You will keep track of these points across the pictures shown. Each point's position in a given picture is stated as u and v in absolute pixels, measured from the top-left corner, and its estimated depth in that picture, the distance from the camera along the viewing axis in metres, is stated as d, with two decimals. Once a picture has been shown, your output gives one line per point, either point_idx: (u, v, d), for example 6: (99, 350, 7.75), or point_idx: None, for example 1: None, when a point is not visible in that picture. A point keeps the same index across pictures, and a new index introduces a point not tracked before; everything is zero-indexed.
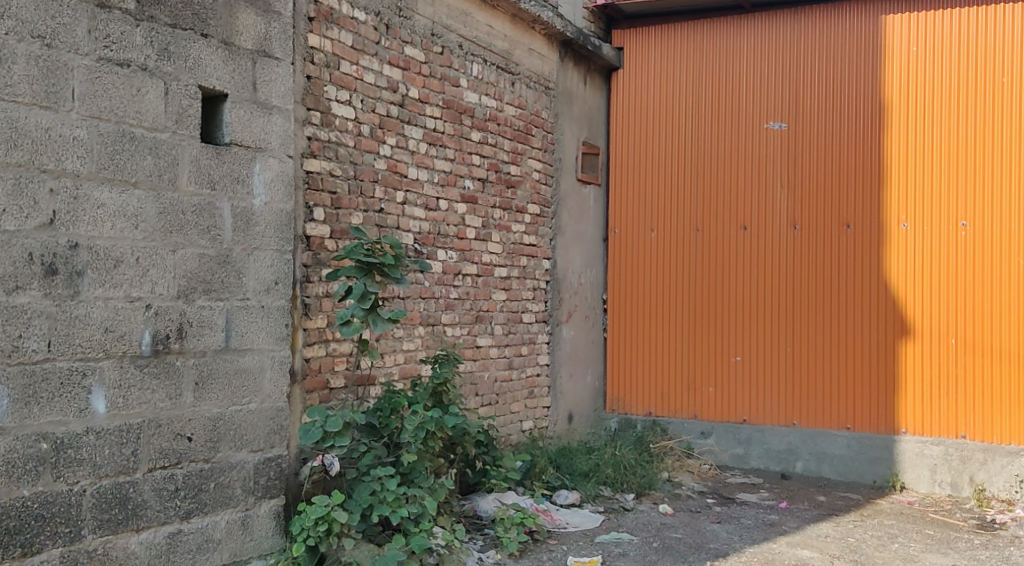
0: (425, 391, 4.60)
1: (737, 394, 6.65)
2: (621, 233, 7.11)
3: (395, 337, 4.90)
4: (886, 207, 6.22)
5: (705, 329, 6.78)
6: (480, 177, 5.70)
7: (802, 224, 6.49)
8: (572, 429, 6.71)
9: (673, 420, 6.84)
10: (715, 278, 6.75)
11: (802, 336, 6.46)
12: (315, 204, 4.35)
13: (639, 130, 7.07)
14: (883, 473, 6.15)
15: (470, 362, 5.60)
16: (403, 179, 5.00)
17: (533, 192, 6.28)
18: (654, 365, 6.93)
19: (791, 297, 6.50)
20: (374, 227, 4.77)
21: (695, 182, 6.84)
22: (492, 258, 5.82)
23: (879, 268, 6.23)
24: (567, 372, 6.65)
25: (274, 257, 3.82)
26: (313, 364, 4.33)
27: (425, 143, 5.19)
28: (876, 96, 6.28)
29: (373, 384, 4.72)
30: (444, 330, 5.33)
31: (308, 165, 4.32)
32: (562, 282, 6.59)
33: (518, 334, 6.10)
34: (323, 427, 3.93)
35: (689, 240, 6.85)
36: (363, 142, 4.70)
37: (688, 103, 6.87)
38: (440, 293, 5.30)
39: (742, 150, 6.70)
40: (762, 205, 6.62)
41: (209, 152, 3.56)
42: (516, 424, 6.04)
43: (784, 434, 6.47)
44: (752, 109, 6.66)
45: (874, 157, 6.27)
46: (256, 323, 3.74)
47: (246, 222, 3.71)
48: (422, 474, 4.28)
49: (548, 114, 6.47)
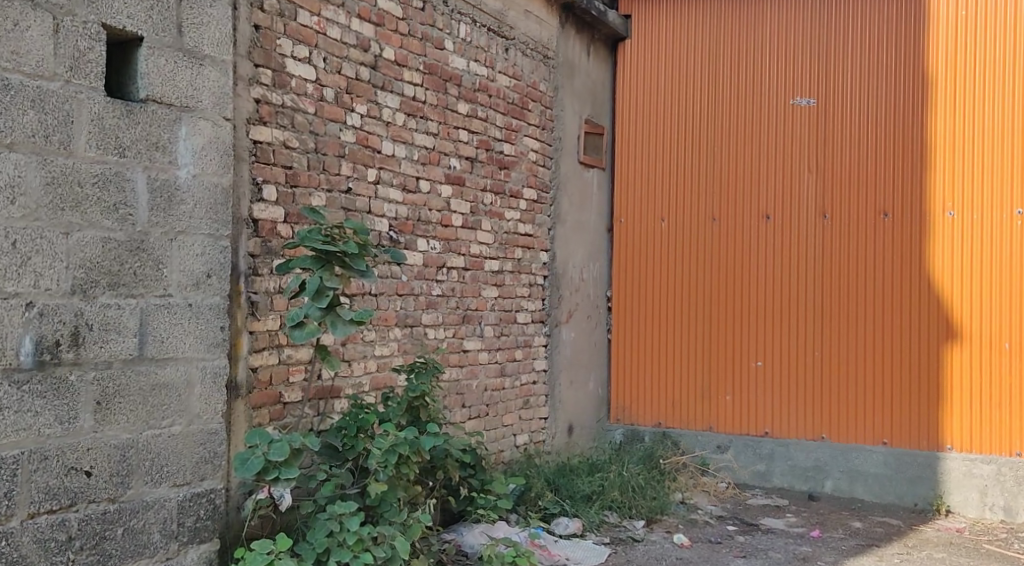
0: (398, 406, 3.86)
1: (758, 404, 5.91)
2: (628, 223, 6.36)
3: (366, 341, 4.16)
4: (930, 193, 5.47)
5: (723, 331, 6.04)
6: (468, 156, 4.95)
7: (833, 212, 5.75)
8: (572, 442, 5.97)
9: (685, 432, 6.10)
10: (734, 274, 6.02)
11: (832, 340, 5.71)
12: (263, 180, 3.60)
13: (648, 108, 6.32)
14: (925, 495, 5.41)
15: (456, 369, 4.85)
16: (375, 154, 4.25)
17: (529, 174, 5.53)
18: (665, 370, 6.19)
19: (820, 296, 5.76)
20: (340, 210, 4.02)
21: (712, 167, 6.10)
22: (481, 249, 5.07)
23: (921, 263, 5.48)
24: (567, 379, 5.91)
25: (204, 242, 3.08)
26: (262, 374, 3.58)
27: (402, 113, 4.44)
28: (917, 68, 5.52)
29: (337, 397, 3.98)
30: (425, 332, 4.58)
31: (256, 133, 3.57)
32: (562, 277, 5.84)
33: (512, 337, 5.35)
34: (266, 457, 3.07)
35: (705, 231, 6.11)
36: (326, 108, 3.95)
37: (703, 79, 6.13)
38: (420, 289, 4.55)
39: (764, 129, 5.94)
40: (788, 192, 5.87)
41: (116, 109, 2.81)
42: (508, 439, 5.30)
43: (811, 449, 5.72)
44: (775, 84, 5.91)
45: (916, 138, 5.52)
46: (180, 326, 3.00)
47: (169, 198, 2.96)
48: (393, 506, 3.58)
49: (546, 88, 5.72)
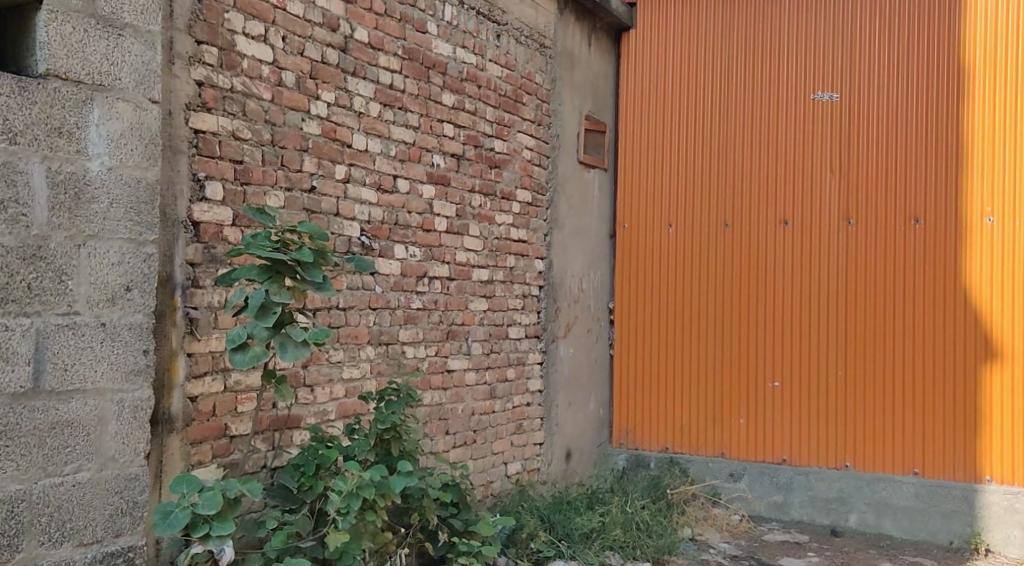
0: (364, 440, 3.33)
1: (774, 428, 5.37)
2: (632, 229, 5.84)
3: (332, 362, 3.63)
4: (965, 196, 4.94)
5: (735, 347, 5.51)
6: (454, 153, 4.42)
7: (857, 218, 5.21)
8: (571, 470, 5.43)
9: (694, 458, 5.56)
10: (748, 285, 5.48)
11: (857, 358, 5.16)
12: (206, 175, 3.08)
13: (654, 104, 5.80)
14: (961, 531, 4.85)
15: (439, 392, 4.31)
16: (345, 149, 3.73)
17: (523, 174, 5.00)
18: (673, 390, 5.66)
19: (843, 310, 5.22)
20: (302, 211, 3.50)
21: (724, 168, 5.57)
22: (468, 256, 4.54)
23: (956, 275, 4.95)
24: (565, 400, 5.37)
25: (121, 248, 2.56)
26: (202, 404, 3.06)
27: (377, 103, 3.91)
28: (951, 59, 4.98)
29: (296, 429, 3.45)
30: (403, 350, 4.05)
31: (197, 121, 3.05)
32: (559, 288, 5.31)
33: (503, 354, 4.82)
34: (194, 509, 2.53)
35: (716, 237, 5.58)
36: (285, 95, 3.43)
37: (714, 72, 5.61)
38: (397, 302, 4.02)
39: (782, 126, 5.41)
40: (808, 194, 5.34)
41: (6, 85, 2.29)
42: (499, 468, 4.77)
43: (834, 479, 5.17)
44: (794, 76, 5.38)
45: (951, 136, 4.97)
46: (90, 350, 2.48)
47: (76, 194, 2.45)
48: (356, 559, 3.06)
49: (543, 80, 5.20)
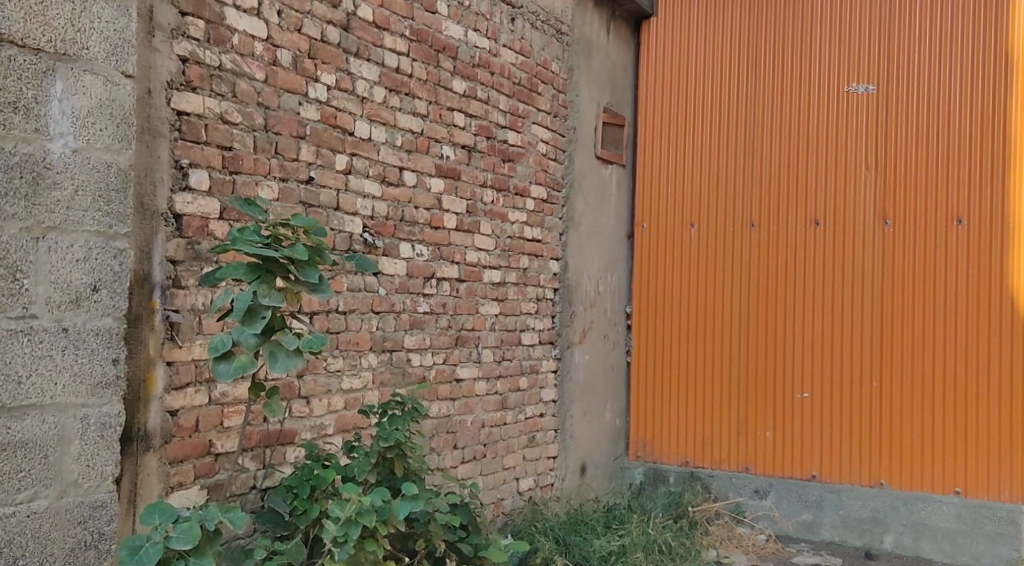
0: (365, 459, 2.99)
1: (803, 443, 4.99)
2: (652, 228, 5.51)
3: (331, 371, 3.30)
4: (1013, 194, 4.57)
5: (762, 355, 5.14)
6: (465, 144, 4.10)
7: (895, 218, 4.83)
8: (585, 485, 5.09)
9: (717, 473, 5.21)
10: (776, 289, 5.12)
11: (894, 368, 4.78)
12: (190, 163, 2.76)
13: (677, 97, 5.46)
14: (1007, 556, 4.48)
15: (447, 403, 3.98)
16: (346, 137, 3.40)
17: (538, 168, 4.66)
18: (694, 400, 5.32)
19: (879, 316, 4.84)
20: (299, 205, 3.17)
21: (750, 165, 5.22)
22: (479, 256, 4.21)
23: (1003, 280, 4.58)
24: (580, 410, 5.03)
25: (88, 242, 2.24)
26: (184, 419, 2.73)
27: (381, 88, 3.58)
28: (999, 47, 4.62)
29: (290, 445, 3.12)
30: (408, 358, 3.71)
31: (181, 102, 2.73)
32: (574, 290, 4.97)
33: (516, 361, 4.49)
34: (167, 544, 2.21)
35: (742, 238, 5.24)
36: (280, 76, 3.10)
37: (741, 63, 5.27)
38: (403, 305, 3.69)
39: (813, 120, 5.05)
40: (841, 193, 4.97)
41: None
42: (510, 484, 4.43)
43: (868, 498, 4.80)
44: (827, 67, 5.03)
45: (998, 130, 4.60)
46: (50, 360, 2.15)
47: (33, 179, 2.12)
48: None
49: (559, 68, 4.87)
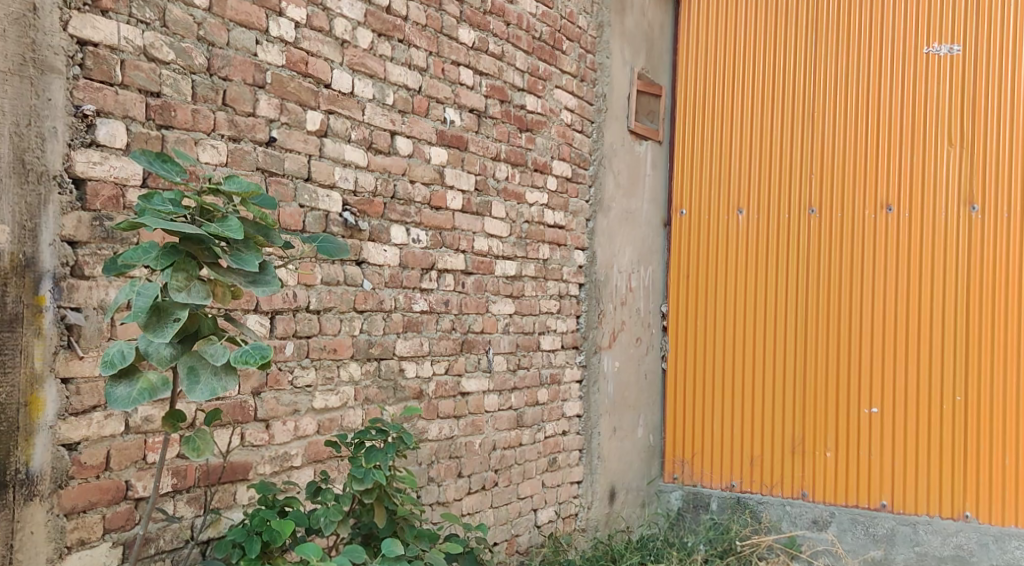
0: (335, 507, 2.31)
1: (871, 466, 4.22)
2: (692, 215, 4.76)
3: (298, 387, 2.59)
4: None
5: (822, 362, 4.38)
6: (473, 106, 3.37)
7: (984, 203, 4.05)
8: (614, 514, 4.35)
9: (767, 500, 4.45)
10: (840, 285, 4.35)
11: (982, 380, 3.99)
12: (98, 110, 2.05)
13: (723, 65, 4.71)
14: None
15: (451, 423, 3.27)
16: (320, 90, 2.68)
17: (561, 141, 3.94)
18: (741, 414, 4.58)
19: (963, 318, 4.06)
20: (256, 172, 2.47)
21: (809, 141, 4.46)
22: (491, 244, 3.49)
23: None
24: (608, 426, 4.29)
25: None
26: (87, 454, 2.03)
27: (368, 30, 2.87)
28: None
29: (242, 482, 2.42)
30: (402, 369, 3.00)
31: (86, 27, 2.03)
32: (602, 285, 4.23)
33: (534, 370, 3.77)
34: None
35: (799, 226, 4.47)
36: (230, 5, 2.39)
37: (799, 24, 4.52)
38: (395, 303, 2.97)
39: (885, 87, 4.28)
40: (919, 172, 4.19)
41: None
42: (525, 517, 3.72)
43: (949, 533, 4.00)
44: (902, 25, 4.25)
45: None
46: None
47: None
48: None
49: (587, 24, 4.15)
